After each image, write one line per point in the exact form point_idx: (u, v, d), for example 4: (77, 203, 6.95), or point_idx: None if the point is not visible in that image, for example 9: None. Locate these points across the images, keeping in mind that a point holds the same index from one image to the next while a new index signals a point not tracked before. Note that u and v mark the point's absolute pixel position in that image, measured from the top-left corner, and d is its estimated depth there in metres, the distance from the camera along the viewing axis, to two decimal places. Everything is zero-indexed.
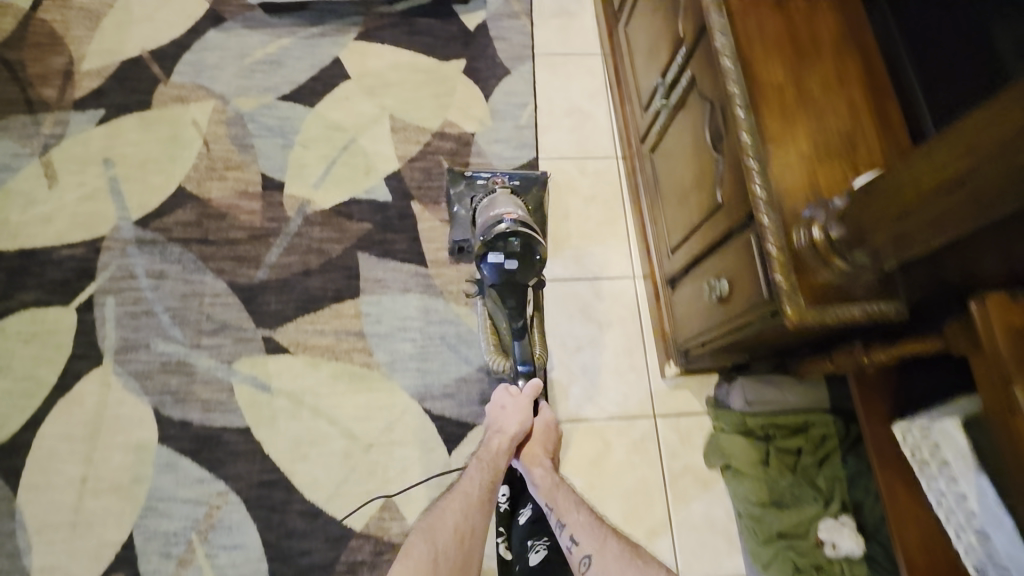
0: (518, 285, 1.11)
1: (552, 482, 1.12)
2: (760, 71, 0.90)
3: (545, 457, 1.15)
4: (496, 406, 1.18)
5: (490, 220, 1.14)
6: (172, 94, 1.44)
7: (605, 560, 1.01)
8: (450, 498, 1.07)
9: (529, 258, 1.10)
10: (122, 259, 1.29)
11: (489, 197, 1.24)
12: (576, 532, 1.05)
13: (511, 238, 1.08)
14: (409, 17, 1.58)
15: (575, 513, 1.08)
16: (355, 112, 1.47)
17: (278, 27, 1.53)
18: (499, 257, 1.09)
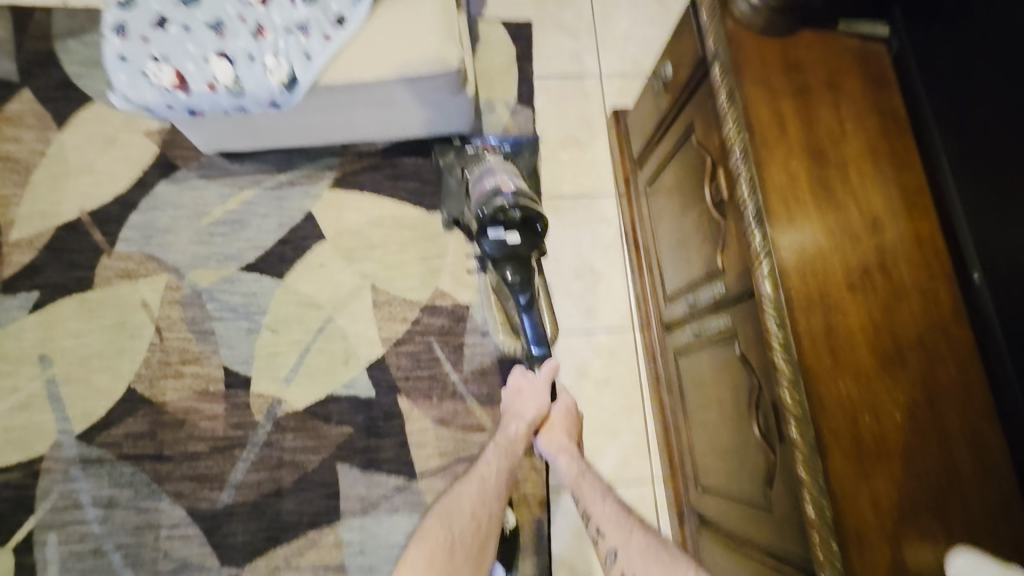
0: (523, 258, 1.13)
1: (577, 468, 1.01)
2: (828, 382, 0.73)
3: (568, 441, 1.04)
4: (513, 390, 1.09)
5: (485, 193, 1.14)
6: (118, 268, 1.24)
7: (630, 547, 0.88)
8: (467, 482, 0.98)
9: (532, 227, 1.12)
10: (64, 485, 1.13)
11: (483, 166, 1.22)
12: (603, 524, 0.93)
13: (511, 210, 1.10)
14: (393, 156, 1.35)
15: (600, 501, 0.96)
16: (331, 284, 1.27)
17: (240, 174, 1.31)
18: (500, 232, 1.11)
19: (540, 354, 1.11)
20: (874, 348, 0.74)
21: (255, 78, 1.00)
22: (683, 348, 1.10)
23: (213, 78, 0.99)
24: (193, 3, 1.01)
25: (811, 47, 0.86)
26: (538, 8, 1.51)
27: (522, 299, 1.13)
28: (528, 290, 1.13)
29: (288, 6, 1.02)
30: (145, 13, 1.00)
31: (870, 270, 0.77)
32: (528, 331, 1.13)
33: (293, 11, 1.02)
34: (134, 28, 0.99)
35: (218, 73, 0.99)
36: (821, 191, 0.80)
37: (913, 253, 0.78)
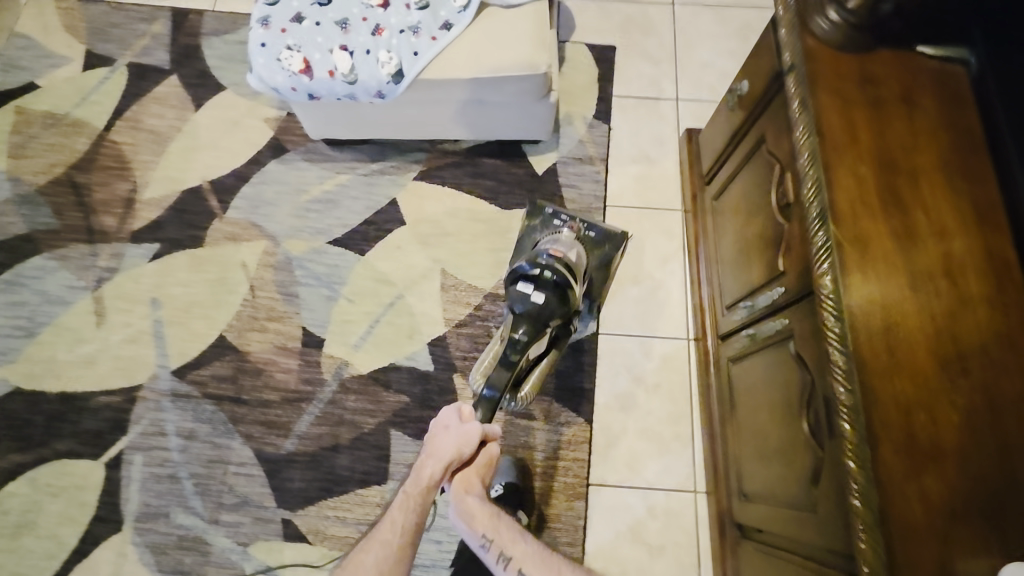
0: (540, 320, 1.13)
1: (491, 511, 0.97)
2: (880, 377, 0.73)
3: (479, 482, 1.00)
4: (439, 425, 1.02)
5: (537, 253, 1.23)
6: (226, 231, 1.40)
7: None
8: (364, 550, 0.91)
9: (559, 291, 1.15)
10: (154, 413, 1.26)
11: (551, 236, 1.31)
12: (525, 568, 0.91)
13: (545, 270, 1.16)
14: (474, 156, 1.47)
15: (522, 544, 0.94)
16: (405, 265, 1.38)
17: (338, 161, 1.46)
18: (529, 288, 1.14)
19: (490, 399, 1.08)
20: (932, 351, 0.74)
21: (368, 69, 1.14)
22: (736, 355, 1.11)
23: (334, 67, 1.14)
24: (326, 4, 1.17)
25: (888, 64, 0.89)
26: (622, 36, 1.62)
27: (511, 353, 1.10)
28: (522, 345, 1.10)
29: (404, 10, 1.17)
30: (287, 9, 1.17)
31: (934, 275, 0.78)
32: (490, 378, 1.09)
33: (408, 15, 1.17)
34: (276, 20, 1.16)
35: (338, 63, 1.14)
36: (888, 197, 0.81)
37: (981, 263, 0.78)
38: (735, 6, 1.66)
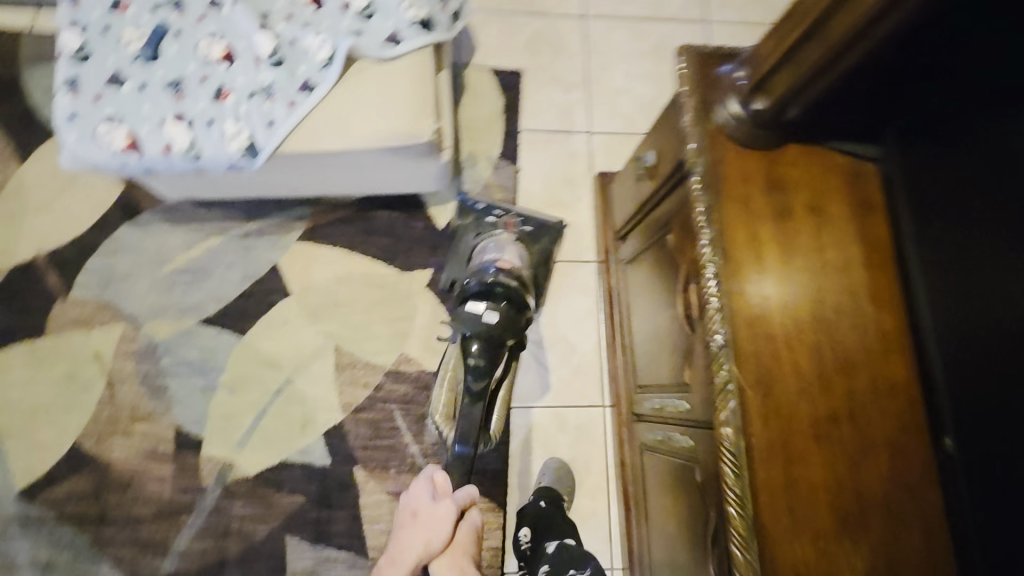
0: (497, 341, 0.99)
1: None
2: (780, 540, 0.69)
3: (463, 565, 0.88)
4: (409, 509, 0.93)
5: (481, 265, 1.09)
6: (72, 316, 1.19)
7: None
8: None
9: (514, 307, 1.01)
10: (2, 544, 1.09)
11: (491, 239, 1.15)
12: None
13: (494, 288, 1.01)
14: (366, 210, 1.30)
15: None
16: (293, 344, 1.22)
17: (206, 221, 1.26)
18: (480, 308, 0.99)
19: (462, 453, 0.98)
20: (834, 508, 0.70)
21: (213, 145, 0.95)
22: (648, 445, 1.06)
23: (169, 142, 0.94)
24: (153, 60, 0.95)
25: (796, 163, 0.80)
26: (529, 57, 1.44)
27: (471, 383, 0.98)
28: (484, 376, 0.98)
29: (252, 67, 0.97)
30: (100, 68, 0.94)
31: (838, 418, 0.72)
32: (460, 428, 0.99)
33: (258, 74, 0.97)
34: (87, 84, 0.93)
35: (174, 138, 0.94)
36: (792, 331, 0.75)
37: (883, 402, 0.73)
38: (652, 21, 1.51)
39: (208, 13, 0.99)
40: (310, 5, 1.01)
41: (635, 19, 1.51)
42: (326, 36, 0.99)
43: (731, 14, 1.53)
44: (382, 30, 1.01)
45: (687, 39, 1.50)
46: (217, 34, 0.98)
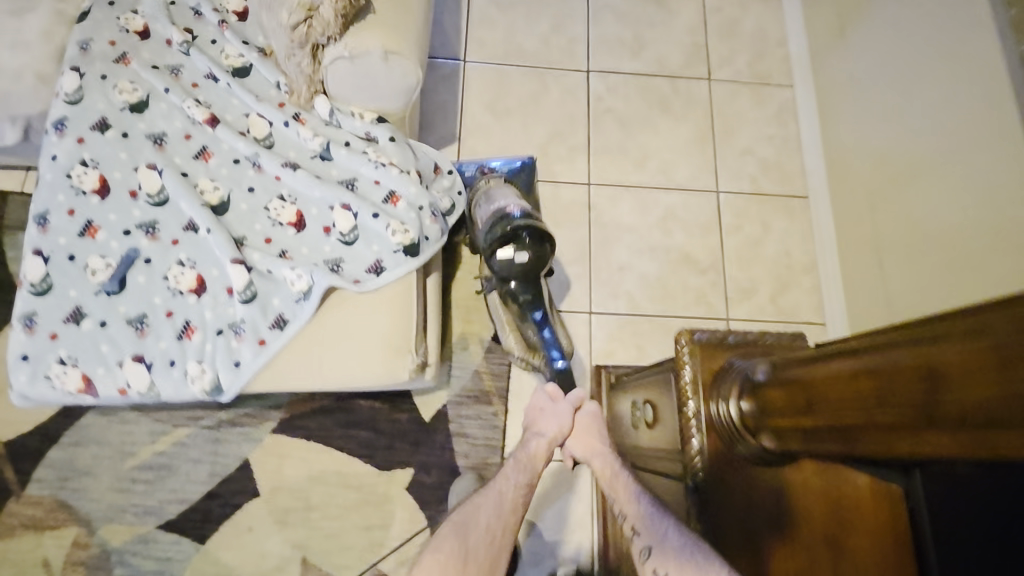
0: (533, 278, 1.07)
1: (611, 467, 0.83)
2: None
3: (600, 441, 0.88)
4: (533, 408, 0.93)
5: (497, 214, 1.07)
6: (26, 516, 1.12)
7: (664, 557, 0.68)
8: (480, 495, 0.81)
9: (541, 245, 1.04)
10: None
11: (483, 189, 1.17)
12: (636, 522, 0.74)
13: (522, 231, 1.02)
14: (347, 398, 1.23)
15: (635, 502, 0.77)
16: (257, 555, 1.13)
17: (177, 409, 1.19)
18: (510, 253, 1.03)
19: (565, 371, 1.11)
20: None
21: (173, 388, 0.88)
22: None
23: (125, 384, 0.87)
24: (118, 292, 0.90)
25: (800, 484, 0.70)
26: None
27: (536, 315, 1.11)
28: (540, 305, 1.11)
29: (223, 300, 0.91)
30: (61, 303, 0.88)
31: None
32: (552, 349, 1.12)
33: (230, 308, 0.91)
34: (45, 320, 0.88)
35: (131, 379, 0.87)
36: None
37: None
38: (659, 190, 1.46)
39: (181, 236, 0.93)
40: (291, 228, 0.96)
41: (642, 187, 1.46)
42: (303, 266, 0.92)
43: (742, 184, 1.48)
44: (364, 258, 0.95)
45: (696, 210, 1.45)
46: (189, 260, 0.92)
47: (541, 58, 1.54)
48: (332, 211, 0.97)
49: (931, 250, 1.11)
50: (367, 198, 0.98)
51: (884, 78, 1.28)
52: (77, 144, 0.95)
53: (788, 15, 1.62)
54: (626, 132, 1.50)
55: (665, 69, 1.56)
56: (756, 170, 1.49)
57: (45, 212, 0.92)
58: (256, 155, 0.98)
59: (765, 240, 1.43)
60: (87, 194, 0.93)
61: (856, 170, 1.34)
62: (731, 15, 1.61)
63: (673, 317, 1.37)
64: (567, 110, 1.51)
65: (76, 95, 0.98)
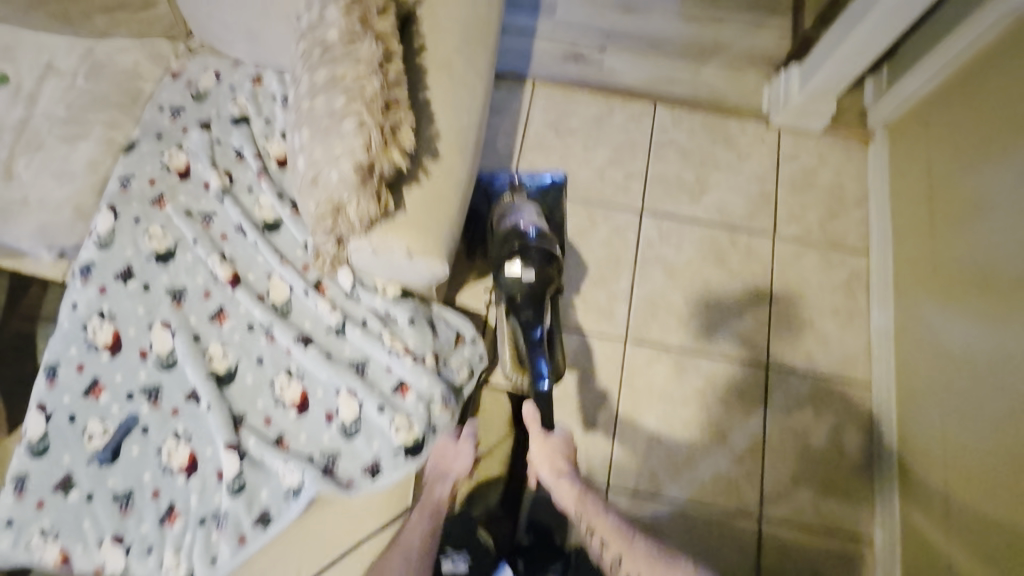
0: (537, 298, 0.97)
1: (576, 490, 1.02)
2: None
3: (564, 466, 1.05)
4: (435, 451, 1.00)
5: (510, 229, 1.03)
6: None
7: (637, 560, 0.93)
8: (389, 554, 0.85)
9: (548, 265, 0.98)
10: None
11: (507, 200, 1.13)
12: (605, 535, 0.96)
13: (530, 249, 0.97)
14: None
15: (603, 516, 0.99)
16: None
17: None
18: (517, 269, 0.96)
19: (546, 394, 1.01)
20: None
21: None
22: None
23: (101, 563, 0.84)
24: (109, 463, 0.87)
25: None
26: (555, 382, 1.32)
27: (535, 334, 0.99)
28: (540, 325, 0.99)
29: (211, 484, 0.87)
30: (53, 468, 0.87)
31: None
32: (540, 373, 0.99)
33: (216, 495, 0.87)
34: (35, 484, 0.86)
35: (107, 560, 0.84)
36: None
37: None
38: (700, 357, 1.35)
39: (182, 406, 0.90)
40: (293, 409, 0.91)
41: (682, 350, 1.36)
42: (296, 459, 0.87)
43: (795, 360, 1.35)
44: (361, 456, 0.89)
45: (738, 385, 1.33)
46: (185, 434, 0.89)
47: (593, 192, 1.47)
48: (337, 396, 0.91)
49: (983, 357, 1.06)
50: (375, 384, 0.92)
51: (948, 171, 1.22)
52: (99, 293, 0.95)
53: (868, 172, 1.49)
54: (673, 284, 1.40)
55: (725, 217, 1.46)
56: (813, 346, 1.36)
57: (56, 364, 0.91)
58: (271, 324, 0.94)
59: (815, 429, 1.30)
60: (99, 349, 0.92)
61: (927, 285, 1.24)
62: (808, 164, 1.50)
63: (694, 508, 1.26)
64: (613, 252, 1.43)
65: (108, 237, 0.98)
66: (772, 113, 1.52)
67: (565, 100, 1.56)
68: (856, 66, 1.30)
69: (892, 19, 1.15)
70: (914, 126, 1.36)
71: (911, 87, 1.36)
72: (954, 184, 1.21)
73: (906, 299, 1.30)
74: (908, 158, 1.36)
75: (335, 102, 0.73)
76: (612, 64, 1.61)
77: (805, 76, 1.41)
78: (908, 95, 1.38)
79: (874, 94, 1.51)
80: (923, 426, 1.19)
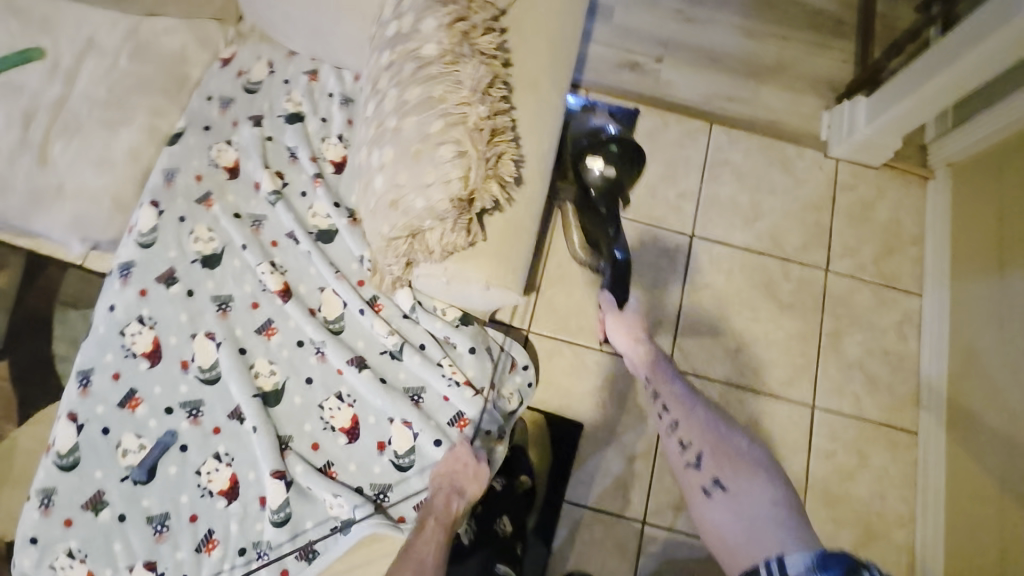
0: (615, 190, 0.98)
1: (646, 355, 1.00)
2: None
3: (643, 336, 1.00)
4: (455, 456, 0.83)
5: (591, 127, 1.02)
6: None
7: (693, 427, 0.86)
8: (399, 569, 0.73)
9: (630, 160, 0.97)
10: None
11: (583, 110, 1.10)
12: (667, 398, 0.92)
13: (613, 143, 0.97)
14: None
15: (670, 384, 0.94)
16: None
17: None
18: (597, 163, 0.96)
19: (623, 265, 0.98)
20: None
21: None
22: None
23: None
24: (143, 481, 0.81)
25: None
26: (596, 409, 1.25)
27: (611, 229, 0.99)
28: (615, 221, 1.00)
29: (254, 511, 0.82)
30: (83, 484, 0.81)
31: None
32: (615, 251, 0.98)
33: (257, 524, 0.81)
34: (63, 500, 0.80)
35: None
36: None
37: None
38: (745, 390, 1.31)
39: (224, 424, 0.84)
40: (343, 436, 0.85)
41: (726, 382, 1.32)
42: (345, 492, 0.82)
43: (842, 402, 1.31)
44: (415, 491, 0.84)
45: (783, 423, 1.29)
46: (227, 456, 0.83)
47: (646, 210, 1.42)
48: (391, 425, 0.86)
49: None
50: (432, 414, 0.87)
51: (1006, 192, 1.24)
52: (138, 296, 0.88)
53: (928, 212, 1.44)
54: (722, 313, 1.36)
55: (777, 246, 1.41)
56: (861, 388, 1.32)
57: (90, 370, 0.85)
58: (322, 342, 0.88)
59: (859, 475, 1.27)
60: (137, 358, 0.86)
61: (979, 320, 1.24)
62: (866, 197, 1.45)
63: None
64: (661, 274, 1.38)
65: (150, 235, 0.91)
66: (832, 143, 1.47)
67: None
68: (928, 113, 1.25)
69: (973, 74, 1.12)
70: (986, 172, 1.31)
71: (981, 134, 1.32)
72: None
73: (964, 350, 1.26)
74: (968, 209, 1.34)
75: (430, 126, 0.68)
76: (667, 77, 1.55)
77: (873, 113, 1.36)
78: (979, 138, 1.32)
79: (936, 131, 1.46)
80: (970, 490, 1.16)
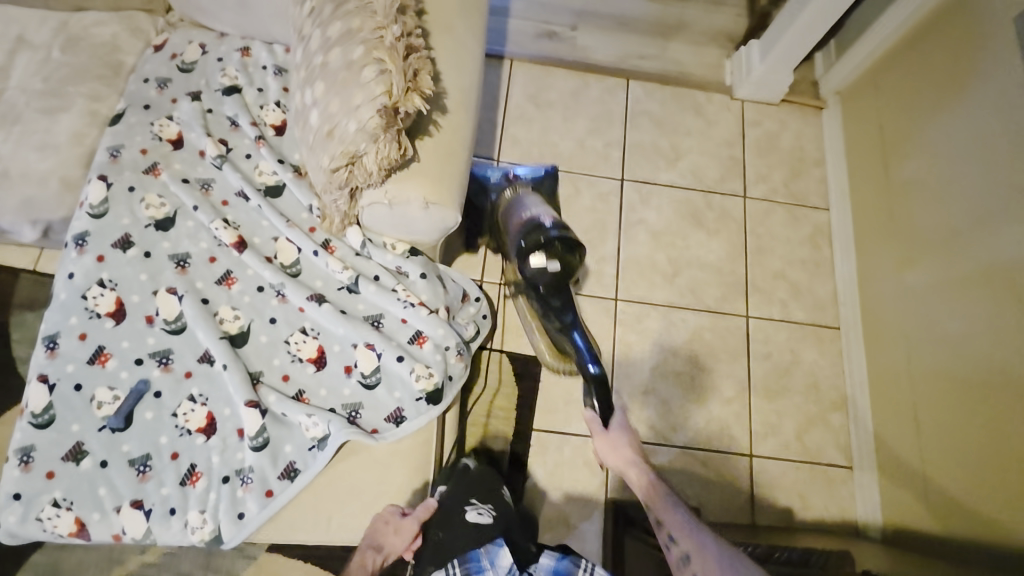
0: (564, 284, 1.05)
1: (646, 481, 0.96)
2: None
3: (636, 457, 1.01)
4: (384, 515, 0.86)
5: (527, 220, 1.06)
6: None
7: (708, 563, 0.79)
8: None
9: (570, 250, 1.01)
10: None
11: (514, 201, 1.14)
12: (672, 529, 0.86)
13: (554, 236, 1.00)
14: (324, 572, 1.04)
15: (673, 511, 0.89)
16: None
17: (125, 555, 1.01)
18: (542, 261, 1.01)
19: (598, 380, 1.09)
20: None
21: (172, 539, 0.83)
22: None
23: (120, 530, 0.82)
24: (121, 429, 0.85)
25: None
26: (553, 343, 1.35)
27: (570, 327, 1.12)
28: (570, 310, 1.11)
29: (233, 443, 0.87)
30: (61, 438, 0.84)
31: None
32: (581, 351, 1.12)
33: (238, 455, 0.86)
34: (42, 455, 0.83)
35: (127, 526, 0.82)
36: None
37: None
38: (686, 310, 1.43)
39: (195, 368, 0.89)
40: (310, 365, 0.92)
41: (668, 305, 1.43)
42: (319, 412, 0.88)
43: (772, 309, 1.45)
44: (384, 405, 0.91)
45: (723, 335, 1.42)
46: (201, 396, 0.88)
47: (577, 161, 1.53)
48: (355, 349, 0.93)
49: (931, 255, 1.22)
50: (393, 337, 0.94)
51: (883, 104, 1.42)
52: (96, 262, 0.92)
53: (825, 136, 1.61)
54: (656, 245, 1.48)
55: (698, 179, 1.54)
56: (787, 295, 1.46)
57: (56, 335, 0.88)
58: (282, 284, 0.94)
59: (794, 370, 1.41)
60: (102, 317, 0.90)
61: (874, 217, 1.41)
62: (771, 129, 1.61)
63: (693, 451, 1.32)
64: (598, 218, 1.49)
65: (101, 207, 0.96)
66: (735, 85, 1.63)
67: (542, 76, 1.61)
68: (811, 39, 1.42)
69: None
70: (864, 93, 1.50)
71: (857, 61, 1.50)
72: (901, 131, 1.35)
73: (866, 247, 1.43)
74: (853, 127, 1.52)
75: (352, 53, 0.77)
76: (583, 42, 1.68)
77: (765, 51, 1.52)
78: (857, 63, 1.50)
79: (823, 66, 1.64)
80: (885, 366, 1.31)
